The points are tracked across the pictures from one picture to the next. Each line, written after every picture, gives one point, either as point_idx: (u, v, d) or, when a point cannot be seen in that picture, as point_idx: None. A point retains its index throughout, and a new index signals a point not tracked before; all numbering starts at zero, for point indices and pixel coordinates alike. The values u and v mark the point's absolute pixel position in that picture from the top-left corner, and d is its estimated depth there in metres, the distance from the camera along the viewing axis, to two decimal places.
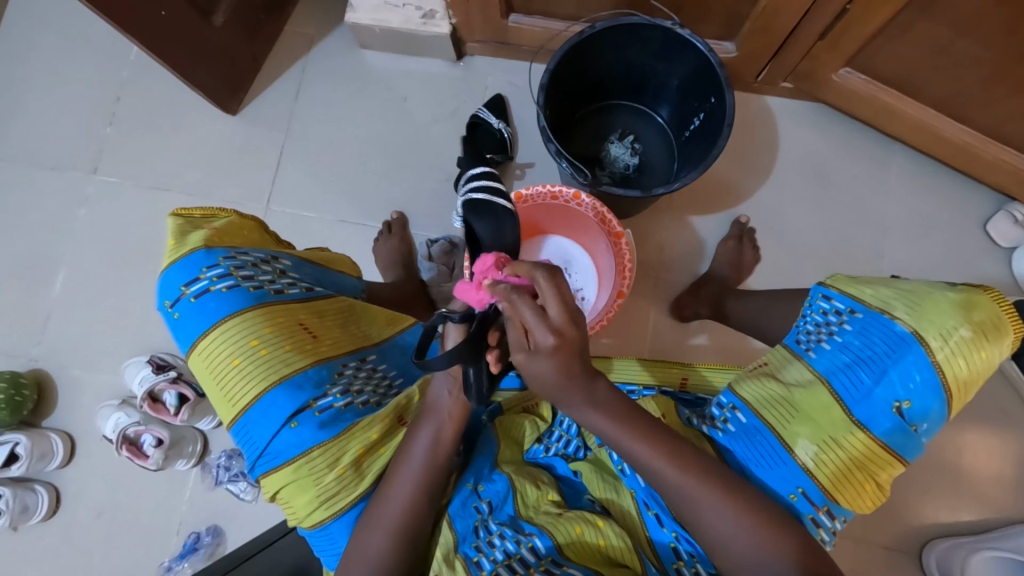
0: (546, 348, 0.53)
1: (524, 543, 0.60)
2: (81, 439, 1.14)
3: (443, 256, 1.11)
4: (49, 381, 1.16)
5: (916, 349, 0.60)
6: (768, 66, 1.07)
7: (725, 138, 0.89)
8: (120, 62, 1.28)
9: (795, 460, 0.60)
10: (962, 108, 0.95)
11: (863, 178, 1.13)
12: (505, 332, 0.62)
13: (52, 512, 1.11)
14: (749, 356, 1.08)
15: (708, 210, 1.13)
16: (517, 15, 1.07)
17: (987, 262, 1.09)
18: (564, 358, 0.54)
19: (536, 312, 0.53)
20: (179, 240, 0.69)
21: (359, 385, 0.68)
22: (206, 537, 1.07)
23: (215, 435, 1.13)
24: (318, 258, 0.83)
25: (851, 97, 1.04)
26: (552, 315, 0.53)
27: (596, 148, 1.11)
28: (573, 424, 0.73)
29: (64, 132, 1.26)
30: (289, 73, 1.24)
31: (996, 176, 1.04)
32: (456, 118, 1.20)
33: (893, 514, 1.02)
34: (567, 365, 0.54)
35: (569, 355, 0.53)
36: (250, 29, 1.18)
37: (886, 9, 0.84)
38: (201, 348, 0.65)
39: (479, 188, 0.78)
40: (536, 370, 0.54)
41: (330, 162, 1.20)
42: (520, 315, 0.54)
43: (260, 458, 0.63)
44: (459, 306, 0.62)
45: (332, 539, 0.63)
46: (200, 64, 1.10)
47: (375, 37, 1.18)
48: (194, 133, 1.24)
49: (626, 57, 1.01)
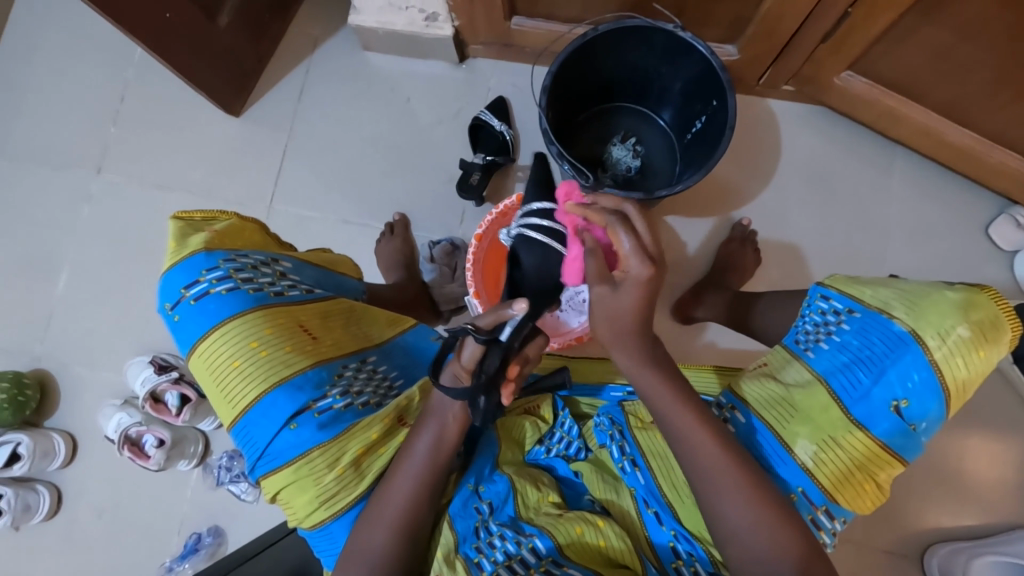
0: (639, 275, 0.57)
1: (524, 543, 0.60)
2: (83, 438, 1.14)
3: (445, 257, 1.11)
4: (52, 380, 1.17)
5: (914, 348, 0.60)
6: (771, 69, 1.07)
7: (728, 140, 0.89)
8: (125, 63, 1.28)
9: (794, 460, 0.60)
10: (964, 111, 0.96)
11: (865, 181, 1.13)
12: (527, 362, 0.62)
13: (53, 512, 1.12)
14: (751, 359, 1.08)
15: (710, 212, 1.13)
16: (520, 17, 1.08)
17: (989, 265, 1.09)
18: (650, 290, 0.58)
19: (634, 237, 0.57)
20: (180, 242, 0.70)
21: (359, 386, 0.68)
22: (207, 537, 1.07)
23: (217, 436, 1.13)
24: (319, 259, 0.83)
25: (854, 100, 1.04)
26: (645, 245, 0.57)
27: (598, 150, 1.11)
28: (574, 425, 0.73)
29: (68, 132, 1.26)
30: (293, 75, 1.25)
31: (999, 180, 1.04)
32: (459, 120, 1.20)
33: (895, 518, 1.01)
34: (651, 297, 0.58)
35: (653, 287, 0.58)
36: (254, 30, 1.18)
37: (888, 12, 0.85)
38: (202, 350, 0.65)
39: (537, 225, 0.74)
40: (622, 300, 0.59)
41: (333, 163, 1.21)
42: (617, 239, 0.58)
43: (260, 459, 0.63)
44: (487, 322, 0.58)
45: (331, 539, 0.63)
46: (205, 65, 1.11)
47: (379, 39, 1.18)
48: (198, 134, 1.24)
49: (629, 60, 1.01)
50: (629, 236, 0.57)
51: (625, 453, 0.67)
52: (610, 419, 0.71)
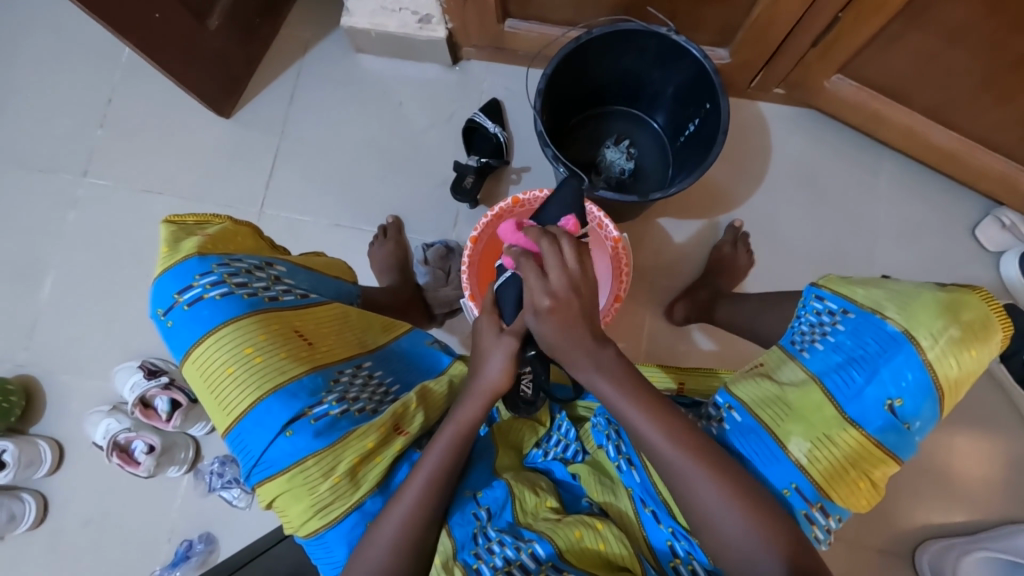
0: (544, 310, 0.58)
1: (523, 549, 0.60)
2: (70, 446, 1.12)
3: (439, 260, 1.10)
4: (37, 386, 1.14)
5: (908, 348, 0.60)
6: (761, 72, 1.08)
7: (721, 143, 0.89)
8: (113, 64, 1.26)
9: (788, 457, 0.60)
10: (950, 114, 0.97)
11: (854, 183, 1.14)
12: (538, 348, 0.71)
13: (39, 522, 1.09)
14: (742, 360, 1.09)
15: (701, 215, 1.14)
16: (513, 20, 1.08)
17: (975, 265, 1.11)
18: (562, 318, 0.58)
19: (538, 276, 0.58)
20: (172, 246, 0.69)
21: (355, 392, 0.67)
22: (198, 544, 1.06)
23: (208, 442, 1.12)
24: (314, 264, 0.82)
25: (843, 104, 1.05)
26: (553, 280, 0.58)
27: (591, 153, 1.12)
28: (571, 429, 0.74)
29: (53, 134, 1.24)
30: (284, 77, 1.24)
31: (984, 183, 1.05)
32: (451, 122, 1.20)
33: (884, 517, 1.03)
34: (567, 327, 0.59)
35: (567, 316, 0.59)
36: (244, 31, 1.17)
37: (876, 18, 0.86)
38: (195, 357, 0.64)
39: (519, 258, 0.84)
40: (543, 330, 0.59)
41: (326, 166, 1.20)
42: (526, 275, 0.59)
43: (255, 466, 0.62)
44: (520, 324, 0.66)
45: (328, 548, 0.62)
46: (194, 67, 1.10)
47: (371, 41, 1.18)
48: (187, 137, 1.23)
49: (621, 64, 1.01)
50: (536, 275, 0.59)
51: (621, 452, 0.68)
52: (607, 418, 0.72)
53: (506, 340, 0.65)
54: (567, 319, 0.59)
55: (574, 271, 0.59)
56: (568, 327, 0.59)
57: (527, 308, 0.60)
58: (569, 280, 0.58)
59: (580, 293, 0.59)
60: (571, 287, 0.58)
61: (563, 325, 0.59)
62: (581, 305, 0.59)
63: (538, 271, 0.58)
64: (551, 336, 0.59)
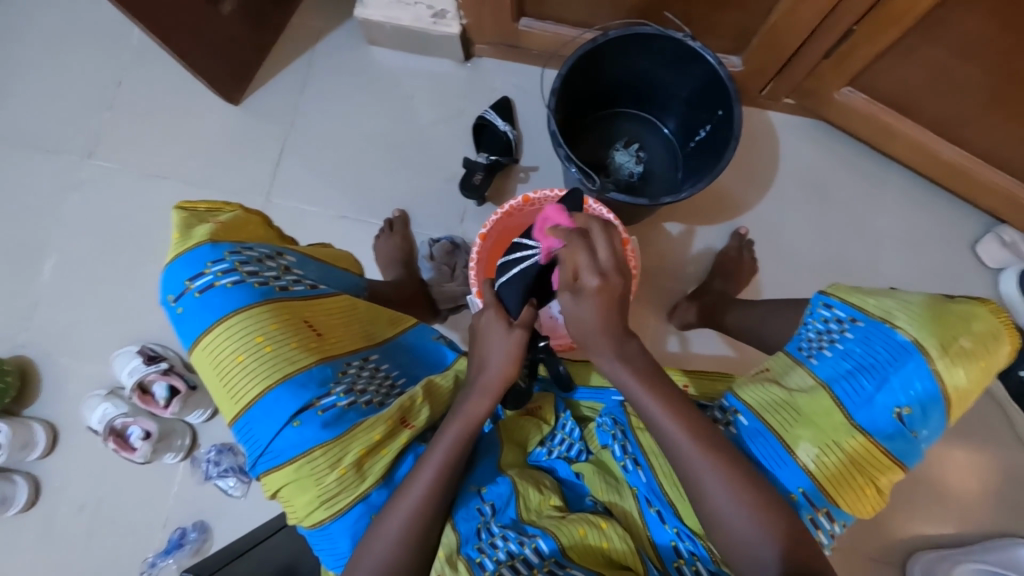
0: (591, 289, 0.61)
1: (528, 544, 0.60)
2: (65, 429, 1.11)
3: (445, 256, 1.11)
4: (33, 368, 1.13)
5: (918, 357, 0.61)
6: (772, 81, 1.09)
7: (733, 148, 0.90)
8: (121, 46, 1.25)
9: (796, 461, 0.61)
10: (957, 130, 0.98)
11: (859, 194, 1.16)
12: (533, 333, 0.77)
13: (31, 505, 1.08)
14: (743, 366, 1.09)
15: (708, 220, 1.15)
16: (528, 19, 1.08)
17: (974, 280, 1.12)
18: (606, 298, 0.61)
19: (589, 255, 0.62)
20: (184, 233, 0.68)
21: (363, 384, 0.67)
22: (192, 532, 1.05)
23: (206, 429, 1.11)
24: (323, 255, 0.82)
25: (852, 115, 1.06)
26: (600, 259, 0.62)
27: (601, 155, 1.12)
28: (576, 427, 0.74)
29: (58, 114, 1.23)
30: (294, 66, 1.23)
31: (988, 199, 1.07)
32: (462, 119, 1.20)
33: (879, 526, 1.04)
34: (610, 308, 0.62)
35: (610, 297, 0.61)
36: (257, 19, 1.17)
37: (890, 31, 0.87)
38: (204, 344, 0.64)
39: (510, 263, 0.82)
40: (581, 312, 0.62)
41: (334, 157, 1.20)
42: (576, 260, 0.63)
43: (262, 456, 0.62)
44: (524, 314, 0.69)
45: (331, 540, 0.62)
46: (206, 52, 1.09)
47: (385, 34, 1.18)
48: (195, 122, 1.22)
49: (634, 66, 1.02)
50: (587, 252, 0.62)
51: (627, 452, 0.68)
52: (613, 419, 0.72)
53: (517, 332, 0.67)
54: (609, 299, 0.61)
55: (619, 255, 0.63)
56: (605, 310, 0.61)
57: (569, 287, 0.63)
58: (615, 261, 0.62)
59: (618, 277, 0.62)
60: (618, 268, 0.62)
61: (606, 305, 0.61)
62: (620, 288, 0.62)
63: (589, 251, 0.62)
64: (589, 316, 0.62)
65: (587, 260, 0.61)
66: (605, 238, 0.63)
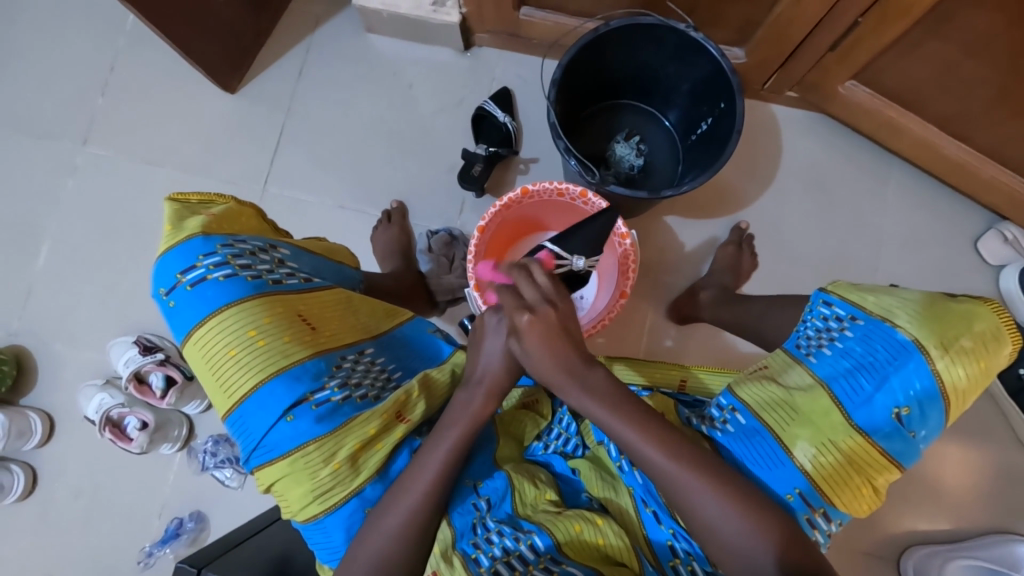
0: (525, 325, 0.63)
1: (523, 540, 0.60)
2: (62, 418, 1.11)
3: (443, 248, 1.09)
4: (29, 356, 1.13)
5: (917, 357, 0.60)
6: (775, 74, 1.08)
7: (735, 143, 0.89)
8: (116, 31, 1.23)
9: (792, 461, 0.61)
10: (962, 126, 0.97)
11: (861, 190, 1.15)
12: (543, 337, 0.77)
13: (28, 493, 1.08)
14: (741, 361, 1.09)
15: (708, 214, 1.14)
16: (529, 8, 1.06)
17: (975, 277, 1.12)
18: (544, 328, 0.63)
19: (515, 296, 0.65)
20: (175, 225, 0.67)
21: (358, 378, 0.67)
22: (189, 522, 1.05)
23: (203, 420, 1.11)
24: (317, 248, 0.81)
25: (856, 110, 1.05)
26: (526, 296, 0.65)
27: (601, 147, 1.11)
28: (572, 422, 0.74)
29: (53, 100, 1.21)
30: (292, 53, 1.22)
31: (990, 196, 1.06)
32: (461, 109, 1.18)
33: (873, 521, 1.04)
34: (553, 336, 0.63)
35: (547, 327, 0.63)
36: (254, 5, 1.15)
37: (896, 25, 0.85)
38: (197, 337, 0.63)
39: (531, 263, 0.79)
40: (530, 352, 0.63)
41: (332, 147, 1.18)
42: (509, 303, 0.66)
43: (256, 450, 0.62)
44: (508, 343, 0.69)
45: (325, 534, 0.62)
46: (202, 39, 1.07)
47: (383, 21, 1.16)
48: (191, 109, 1.20)
49: (637, 57, 1.00)
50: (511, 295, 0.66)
51: (622, 452, 0.68)
52: None
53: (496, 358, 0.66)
54: (547, 329, 0.63)
55: (547, 289, 0.66)
56: (546, 343, 0.63)
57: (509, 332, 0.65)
58: (542, 293, 0.65)
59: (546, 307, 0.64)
60: (546, 300, 0.64)
61: (547, 337, 0.63)
62: (557, 317, 0.64)
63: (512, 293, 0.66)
64: (536, 358, 0.63)
65: (512, 303, 0.65)
66: (529, 275, 0.66)
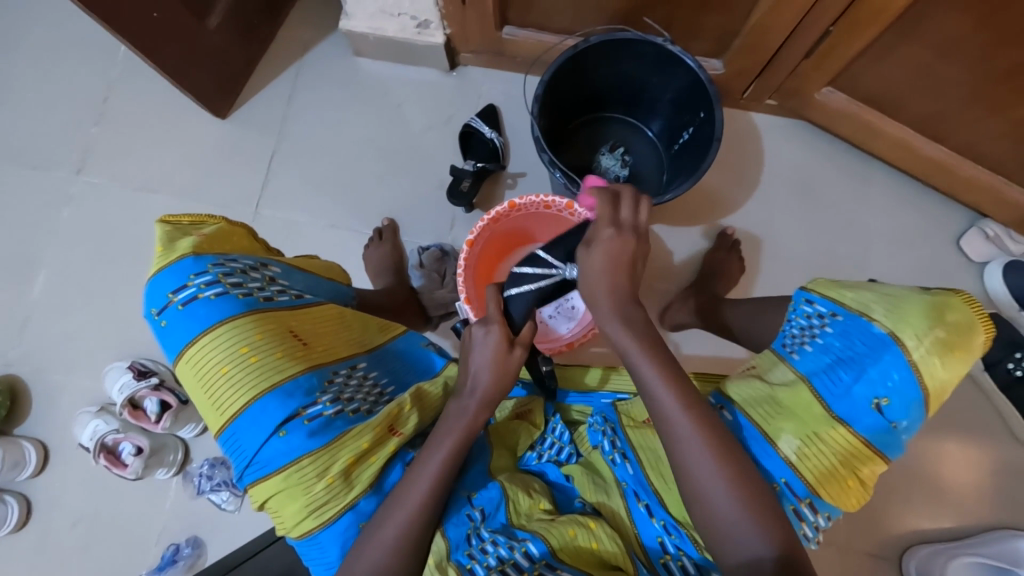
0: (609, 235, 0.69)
1: (517, 548, 0.60)
2: (57, 447, 1.10)
3: (434, 263, 1.11)
4: (24, 386, 1.13)
5: (894, 349, 0.61)
6: (755, 82, 1.10)
7: (716, 150, 0.90)
8: (109, 62, 1.26)
9: (778, 453, 0.62)
10: (937, 126, 1.00)
11: (844, 192, 1.17)
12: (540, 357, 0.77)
13: (23, 524, 1.07)
14: (733, 365, 1.10)
15: (695, 221, 1.16)
16: (511, 27, 1.09)
17: (961, 274, 1.13)
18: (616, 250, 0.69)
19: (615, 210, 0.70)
20: (167, 246, 0.68)
21: (350, 393, 0.67)
22: (186, 547, 1.04)
23: (198, 443, 1.10)
24: (310, 266, 0.83)
25: (834, 115, 1.08)
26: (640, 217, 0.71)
27: (587, 159, 1.13)
28: (565, 431, 0.75)
29: (46, 132, 1.23)
30: (282, 77, 1.24)
31: (970, 194, 1.08)
32: (449, 126, 1.21)
33: (873, 521, 1.04)
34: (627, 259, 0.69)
35: (620, 251, 0.69)
36: (244, 33, 1.18)
37: (866, 32, 0.88)
38: (189, 356, 0.64)
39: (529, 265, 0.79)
40: (592, 258, 0.69)
41: (322, 168, 1.20)
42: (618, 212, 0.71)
43: (249, 467, 0.62)
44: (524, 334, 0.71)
45: (320, 549, 0.62)
46: (194, 67, 1.10)
47: (370, 44, 1.19)
48: (184, 135, 1.22)
49: (616, 71, 1.03)
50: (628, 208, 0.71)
51: (615, 446, 0.69)
52: (603, 418, 0.73)
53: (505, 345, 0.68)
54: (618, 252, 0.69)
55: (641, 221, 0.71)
56: (614, 266, 0.68)
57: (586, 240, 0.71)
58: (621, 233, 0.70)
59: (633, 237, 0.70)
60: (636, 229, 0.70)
61: (616, 261, 0.69)
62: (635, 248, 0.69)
63: (613, 208, 0.70)
64: (598, 266, 0.69)
65: (608, 216, 0.70)
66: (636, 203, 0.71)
